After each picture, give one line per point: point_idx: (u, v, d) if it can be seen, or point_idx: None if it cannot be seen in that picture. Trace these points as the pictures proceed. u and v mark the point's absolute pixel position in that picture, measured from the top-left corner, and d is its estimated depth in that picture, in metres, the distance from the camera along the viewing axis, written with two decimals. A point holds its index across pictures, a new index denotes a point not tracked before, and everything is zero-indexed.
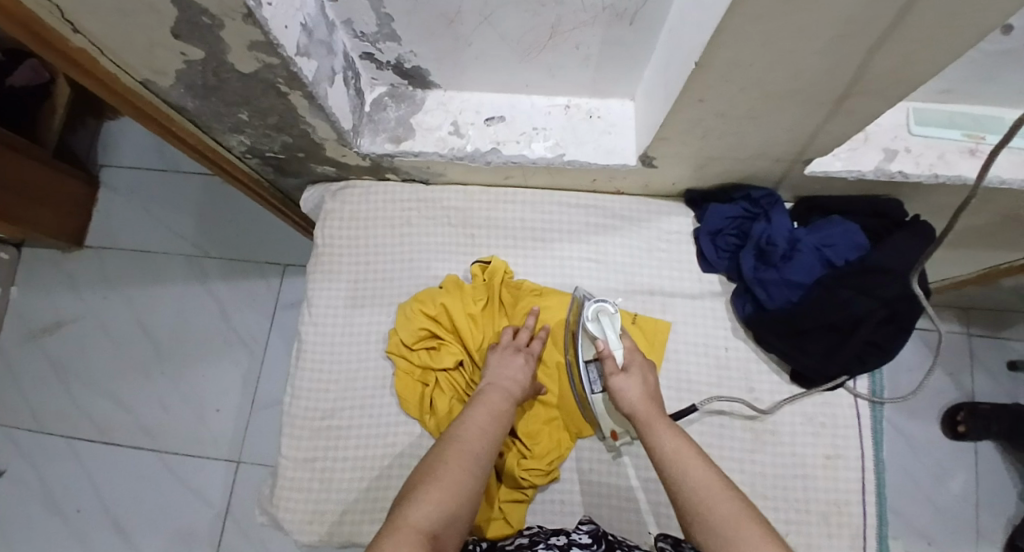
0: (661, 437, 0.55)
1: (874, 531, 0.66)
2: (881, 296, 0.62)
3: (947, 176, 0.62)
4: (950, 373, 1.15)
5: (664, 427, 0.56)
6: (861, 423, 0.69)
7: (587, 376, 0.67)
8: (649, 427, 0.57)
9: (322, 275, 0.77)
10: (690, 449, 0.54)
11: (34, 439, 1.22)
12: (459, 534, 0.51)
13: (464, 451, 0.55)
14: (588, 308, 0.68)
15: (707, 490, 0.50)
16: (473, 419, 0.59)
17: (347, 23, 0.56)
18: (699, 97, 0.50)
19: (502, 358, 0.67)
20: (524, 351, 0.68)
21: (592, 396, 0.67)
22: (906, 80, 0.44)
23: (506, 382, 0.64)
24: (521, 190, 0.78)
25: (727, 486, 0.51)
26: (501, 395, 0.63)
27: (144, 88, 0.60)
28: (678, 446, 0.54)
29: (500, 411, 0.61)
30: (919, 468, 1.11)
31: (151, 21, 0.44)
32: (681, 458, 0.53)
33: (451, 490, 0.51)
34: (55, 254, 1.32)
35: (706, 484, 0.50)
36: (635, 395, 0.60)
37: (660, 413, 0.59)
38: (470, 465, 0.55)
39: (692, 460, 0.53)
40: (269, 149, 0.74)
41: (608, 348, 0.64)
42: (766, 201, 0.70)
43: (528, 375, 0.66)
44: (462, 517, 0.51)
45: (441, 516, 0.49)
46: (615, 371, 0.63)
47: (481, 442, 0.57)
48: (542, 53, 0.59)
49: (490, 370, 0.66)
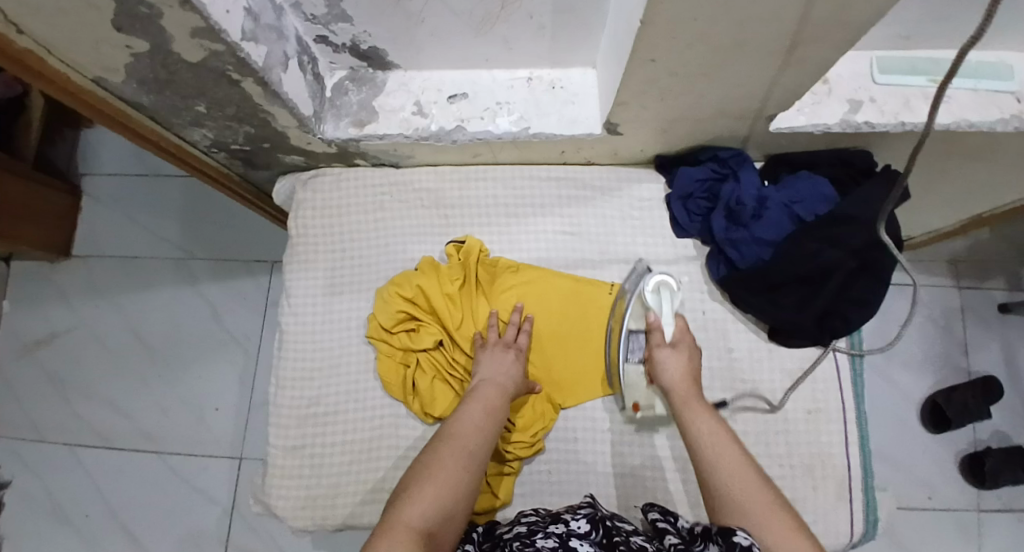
0: (698, 420, 0.58)
1: (859, 481, 0.67)
2: (850, 245, 0.62)
3: (912, 123, 0.61)
4: (937, 325, 1.16)
5: (703, 411, 0.59)
6: (840, 376, 0.70)
7: (630, 343, 0.70)
8: (688, 407, 0.60)
9: (300, 265, 0.77)
10: (726, 435, 0.56)
11: (37, 450, 1.24)
12: (456, 526, 0.51)
13: (459, 448, 0.56)
14: (651, 278, 0.70)
15: (737, 471, 0.52)
16: (468, 416, 0.60)
17: (296, 6, 0.55)
18: (650, 58, 0.49)
19: (492, 355, 0.68)
20: (513, 347, 0.69)
21: (626, 363, 0.69)
22: (850, 24, 0.44)
23: (499, 378, 0.65)
24: (492, 167, 0.77)
25: (758, 473, 0.52)
26: (494, 390, 0.64)
27: (97, 87, 0.59)
28: (714, 431, 0.56)
29: (494, 407, 0.62)
30: (911, 420, 1.12)
31: (90, 15, 0.44)
32: (715, 440, 0.56)
33: (446, 487, 0.52)
34: (42, 266, 1.32)
35: (736, 468, 0.52)
36: (677, 373, 0.63)
37: (701, 398, 0.62)
38: (464, 461, 0.55)
39: (726, 443, 0.55)
40: (234, 141, 0.73)
41: (659, 320, 0.67)
42: (733, 161, 0.70)
43: (519, 370, 0.68)
44: (458, 512, 0.52)
45: (437, 512, 0.49)
46: (661, 344, 0.66)
47: (477, 437, 0.58)
48: (496, 24, 0.58)
49: (482, 367, 0.67)
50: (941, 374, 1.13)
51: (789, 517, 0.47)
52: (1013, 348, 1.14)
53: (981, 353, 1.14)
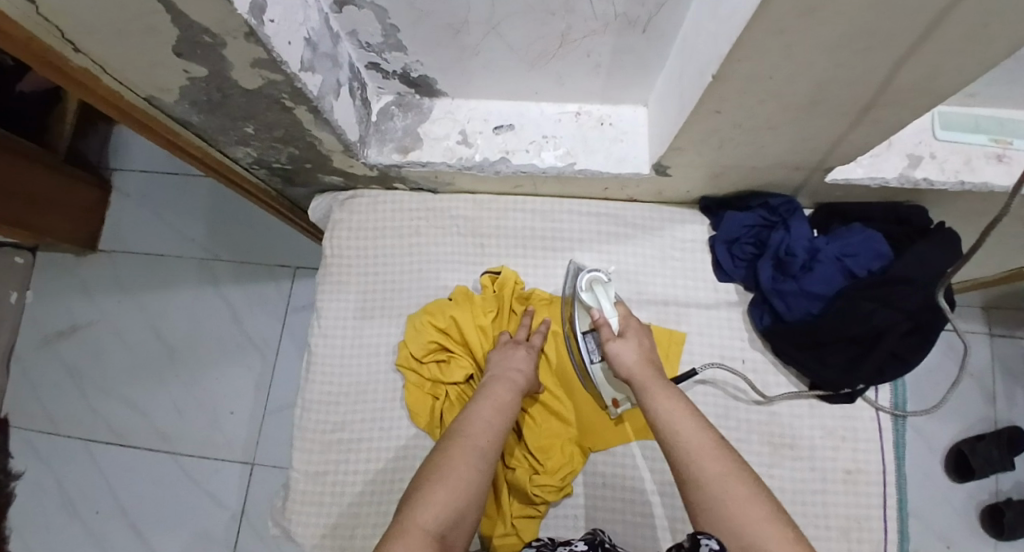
0: (658, 400, 0.55)
1: (897, 547, 0.64)
2: (904, 307, 0.60)
3: (972, 183, 0.59)
4: (971, 374, 1.12)
5: (665, 391, 0.56)
6: (883, 437, 0.67)
7: (585, 345, 0.67)
8: (645, 388, 0.57)
9: (332, 285, 0.77)
10: (686, 413, 0.54)
11: (52, 441, 1.24)
12: (468, 528, 0.51)
13: (470, 446, 0.54)
14: (582, 278, 0.67)
15: (699, 453, 0.50)
16: (479, 412, 0.58)
17: (352, 34, 0.55)
18: (715, 109, 0.48)
19: (503, 353, 0.67)
20: (525, 345, 0.68)
21: (592, 366, 0.67)
22: (931, 90, 0.42)
23: (510, 373, 0.64)
24: (532, 199, 0.76)
25: (719, 447, 0.51)
26: (506, 387, 0.62)
27: (148, 105, 0.59)
28: (674, 410, 0.54)
29: (505, 404, 0.60)
30: (940, 471, 1.08)
31: (152, 41, 0.44)
32: (674, 418, 0.53)
33: (458, 488, 0.51)
34: (69, 259, 1.33)
35: (699, 447, 0.51)
36: (633, 361, 0.60)
37: (660, 376, 0.59)
38: (477, 461, 0.53)
39: (687, 420, 0.53)
40: (277, 160, 0.73)
41: (604, 316, 0.65)
42: (784, 209, 0.67)
43: (532, 366, 0.66)
44: (471, 512, 0.51)
45: (449, 517, 0.48)
46: (611, 338, 0.63)
47: (488, 436, 0.56)
48: (552, 60, 0.57)
49: (493, 365, 0.66)
50: (971, 424, 1.09)
51: (751, 485, 0.48)
52: None
53: (1017, 406, 1.10)
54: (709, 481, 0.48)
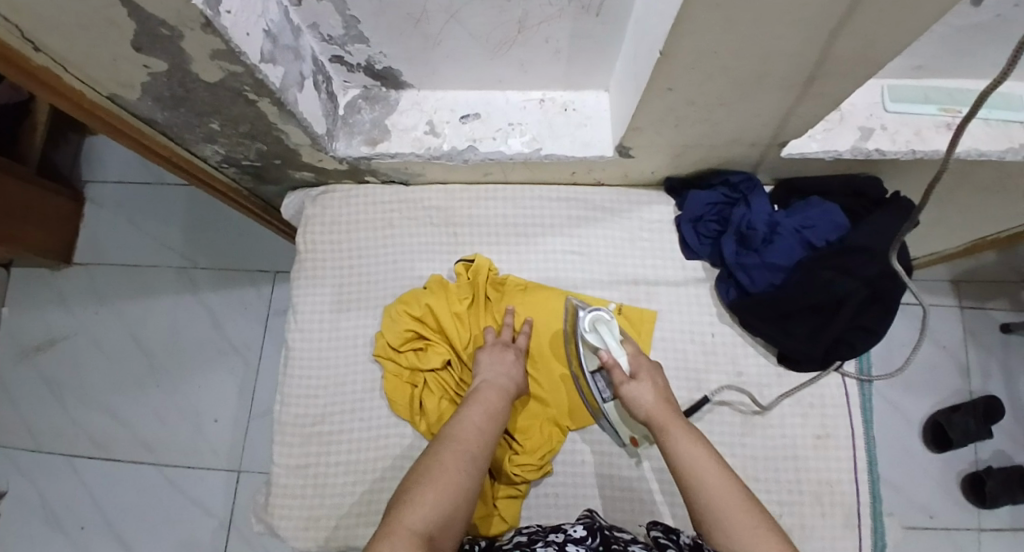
0: (680, 445, 0.55)
1: (867, 509, 0.67)
2: (862, 275, 0.63)
3: (923, 152, 0.62)
4: (942, 345, 1.15)
5: (687, 435, 0.56)
6: (849, 402, 0.70)
7: (596, 385, 0.66)
8: (666, 432, 0.57)
9: (307, 281, 0.77)
10: (711, 460, 0.54)
11: (33, 457, 1.22)
12: (457, 529, 0.51)
13: (461, 450, 0.55)
14: (583, 319, 0.66)
15: (727, 505, 0.50)
16: (470, 418, 0.59)
17: (314, 26, 0.56)
18: (667, 87, 0.50)
19: (493, 355, 0.68)
20: (513, 347, 0.70)
21: (604, 405, 0.66)
22: (867, 60, 0.44)
23: (501, 379, 0.65)
24: (502, 186, 0.78)
25: (748, 500, 0.50)
26: (495, 391, 0.63)
27: (112, 103, 0.59)
28: (697, 457, 0.54)
29: (496, 411, 0.61)
30: (915, 440, 1.11)
31: (111, 36, 0.44)
32: (699, 464, 0.53)
33: (447, 491, 0.51)
34: (45, 272, 1.31)
35: (726, 500, 0.50)
36: (652, 404, 0.59)
37: (681, 419, 0.59)
38: (466, 464, 0.54)
39: (711, 466, 0.53)
40: (245, 157, 0.73)
41: (612, 358, 0.63)
42: (744, 186, 0.70)
43: (520, 370, 0.68)
44: (461, 512, 0.52)
45: (438, 518, 0.49)
46: (624, 381, 0.62)
47: (479, 441, 0.57)
48: (512, 48, 0.58)
49: (482, 368, 0.67)
50: (946, 396, 1.12)
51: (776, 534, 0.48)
52: (1019, 372, 1.13)
53: (985, 374, 1.13)
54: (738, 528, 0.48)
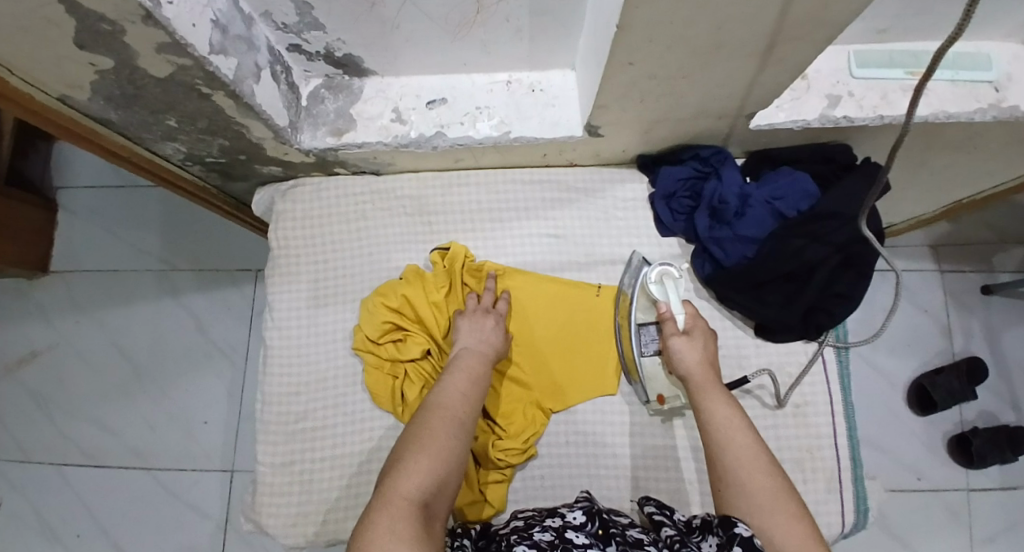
0: (714, 404, 0.58)
1: (849, 473, 0.68)
2: (832, 241, 0.64)
3: (891, 117, 0.62)
4: (922, 309, 1.16)
5: (721, 398, 0.58)
6: (829, 375, 0.70)
7: (642, 336, 0.70)
8: (703, 391, 0.59)
9: (282, 277, 0.76)
10: (741, 423, 0.56)
11: (23, 470, 1.21)
12: (448, 495, 0.51)
13: (448, 417, 0.56)
14: (652, 271, 0.69)
15: (749, 464, 0.53)
16: (453, 386, 0.60)
17: (266, 15, 0.54)
18: (628, 61, 0.49)
19: (473, 322, 0.67)
20: (493, 313, 0.69)
21: (643, 358, 0.69)
22: (826, 24, 0.44)
23: (479, 345, 0.65)
24: (474, 172, 0.77)
25: (770, 463, 0.53)
26: (476, 357, 0.63)
27: (63, 105, 0.57)
28: (729, 419, 0.56)
29: (477, 375, 0.62)
30: (899, 404, 1.13)
31: (48, 34, 0.42)
32: (729, 429, 0.56)
33: (439, 458, 0.51)
34: (20, 283, 1.28)
35: (749, 461, 0.53)
36: (693, 361, 0.62)
37: (718, 382, 0.61)
38: (454, 430, 0.55)
39: (740, 433, 0.55)
40: (209, 154, 0.72)
41: (670, 311, 0.66)
42: (714, 159, 0.70)
43: (500, 335, 0.67)
44: (451, 479, 0.52)
45: (431, 484, 0.49)
46: (676, 333, 0.65)
47: (463, 406, 0.58)
48: (473, 28, 0.57)
49: (462, 334, 0.66)
50: (929, 359, 1.14)
51: (790, 506, 0.50)
52: (997, 331, 1.15)
53: (966, 335, 1.15)
54: (753, 496, 0.51)
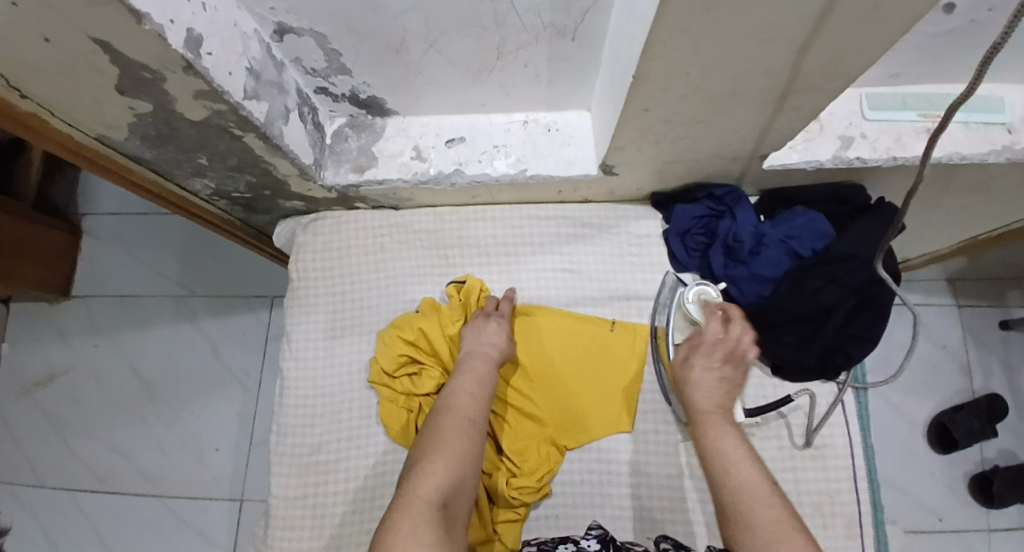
0: (719, 438, 0.56)
1: (870, 518, 0.66)
2: (849, 283, 0.64)
3: (904, 158, 0.63)
4: (941, 345, 1.15)
5: (728, 431, 0.56)
6: (848, 414, 0.69)
7: None
8: (710, 424, 0.57)
9: (300, 308, 0.77)
10: (746, 457, 0.53)
11: (33, 494, 1.21)
12: (466, 494, 0.52)
13: (460, 418, 0.57)
14: (689, 291, 0.68)
15: (752, 495, 0.49)
16: (462, 389, 0.61)
17: (296, 61, 0.57)
18: (643, 107, 0.50)
19: (476, 328, 0.69)
20: (494, 315, 0.70)
21: None
22: (838, 74, 0.45)
23: (484, 348, 0.67)
24: (490, 207, 0.78)
25: (775, 496, 0.49)
26: (481, 359, 0.65)
27: (100, 143, 0.60)
28: (734, 451, 0.54)
29: (484, 377, 0.63)
30: (921, 443, 1.10)
31: (95, 81, 0.45)
32: (733, 461, 0.53)
33: (455, 458, 0.53)
34: (42, 307, 1.31)
35: (753, 491, 0.50)
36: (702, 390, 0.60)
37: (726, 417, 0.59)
38: (467, 430, 0.56)
39: (746, 465, 0.52)
40: (235, 189, 0.74)
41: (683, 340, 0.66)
42: (728, 198, 0.71)
43: (504, 336, 0.69)
44: (468, 479, 0.53)
45: (449, 482, 0.50)
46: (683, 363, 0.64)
47: (473, 407, 0.59)
48: (493, 72, 0.59)
49: (467, 340, 0.68)
50: (948, 396, 1.11)
51: (802, 541, 0.44)
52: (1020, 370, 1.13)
53: (988, 372, 1.13)
54: (756, 525, 0.47)
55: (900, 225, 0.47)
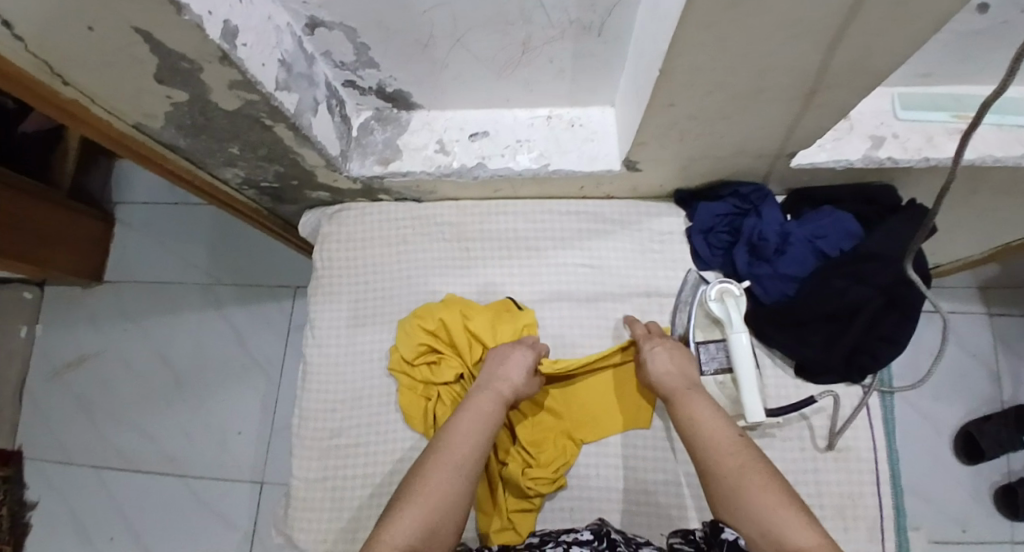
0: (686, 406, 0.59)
1: (892, 523, 0.65)
2: (878, 283, 0.62)
3: (936, 159, 0.61)
4: (972, 353, 1.11)
5: (694, 398, 0.60)
6: (872, 418, 0.68)
7: (702, 355, 0.70)
8: (675, 395, 0.61)
9: (324, 296, 0.79)
10: (711, 415, 0.58)
11: (65, 471, 1.26)
12: (445, 542, 0.50)
13: (447, 460, 0.55)
14: (712, 288, 0.68)
15: (721, 450, 0.54)
16: (460, 424, 0.59)
17: (326, 54, 0.58)
18: (669, 102, 0.50)
19: (497, 358, 0.67)
20: (522, 345, 0.69)
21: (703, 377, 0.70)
22: (870, 71, 0.44)
23: (496, 382, 0.64)
24: (512, 201, 0.79)
25: (740, 444, 0.54)
26: (488, 396, 0.62)
27: (137, 131, 0.62)
28: (700, 415, 0.58)
29: (486, 415, 0.60)
30: (947, 452, 1.07)
31: (135, 71, 0.47)
32: (700, 424, 0.57)
33: (431, 505, 0.51)
34: (76, 291, 1.36)
35: (720, 446, 0.54)
36: (662, 370, 0.64)
37: (690, 385, 0.62)
38: (452, 473, 0.54)
39: (713, 424, 0.57)
40: (264, 179, 0.76)
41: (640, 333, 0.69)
42: (754, 196, 0.70)
43: (523, 370, 0.66)
44: (447, 527, 0.51)
45: (418, 533, 0.48)
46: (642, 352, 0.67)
47: (467, 449, 0.56)
48: (518, 67, 0.59)
49: (484, 371, 0.67)
50: (977, 405, 1.08)
51: (773, 487, 0.49)
52: None
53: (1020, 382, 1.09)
54: (728, 479, 0.51)
55: (936, 212, 0.46)
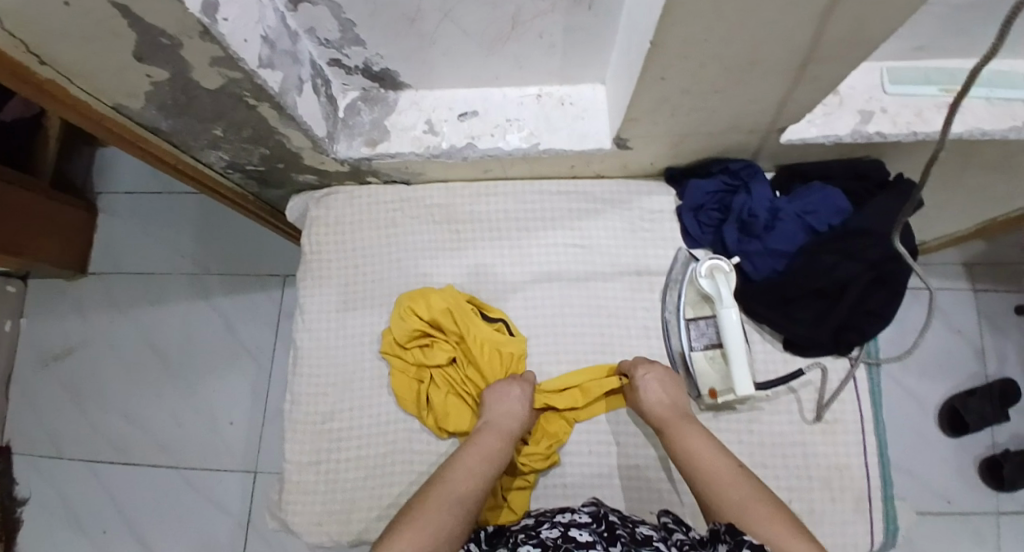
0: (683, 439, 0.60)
1: (879, 493, 0.66)
2: (866, 258, 0.63)
3: (925, 133, 0.61)
4: (956, 329, 1.13)
5: (691, 430, 0.61)
6: (859, 391, 0.69)
7: (689, 332, 0.71)
8: (673, 428, 0.62)
9: (313, 280, 0.78)
10: (709, 447, 0.59)
11: (55, 463, 1.25)
12: None
13: (445, 492, 0.55)
14: (702, 265, 0.68)
15: (721, 480, 0.55)
16: (464, 462, 0.60)
17: (311, 31, 0.57)
18: (660, 76, 0.50)
19: (498, 394, 0.68)
20: (520, 380, 0.69)
21: (692, 353, 0.71)
22: (859, 42, 0.44)
23: (501, 421, 0.65)
24: (502, 182, 0.78)
25: (738, 473, 0.56)
26: (491, 434, 0.63)
27: (118, 112, 0.61)
28: (698, 447, 0.59)
29: (490, 454, 0.61)
30: (931, 426, 1.10)
31: (113, 47, 0.45)
32: (698, 455, 0.58)
33: (428, 532, 0.51)
34: (60, 282, 1.34)
35: (719, 476, 0.56)
36: (655, 400, 0.64)
37: (685, 418, 0.63)
38: (450, 505, 0.54)
39: (709, 454, 0.58)
40: (250, 162, 0.75)
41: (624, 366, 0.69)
42: (745, 172, 0.70)
43: (524, 406, 0.67)
44: None
45: None
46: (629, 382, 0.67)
47: (467, 485, 0.57)
48: (507, 43, 0.59)
49: (487, 408, 0.67)
50: (961, 379, 1.11)
51: (773, 511, 0.51)
52: None
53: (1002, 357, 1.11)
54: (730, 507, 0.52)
55: (916, 200, 0.46)
